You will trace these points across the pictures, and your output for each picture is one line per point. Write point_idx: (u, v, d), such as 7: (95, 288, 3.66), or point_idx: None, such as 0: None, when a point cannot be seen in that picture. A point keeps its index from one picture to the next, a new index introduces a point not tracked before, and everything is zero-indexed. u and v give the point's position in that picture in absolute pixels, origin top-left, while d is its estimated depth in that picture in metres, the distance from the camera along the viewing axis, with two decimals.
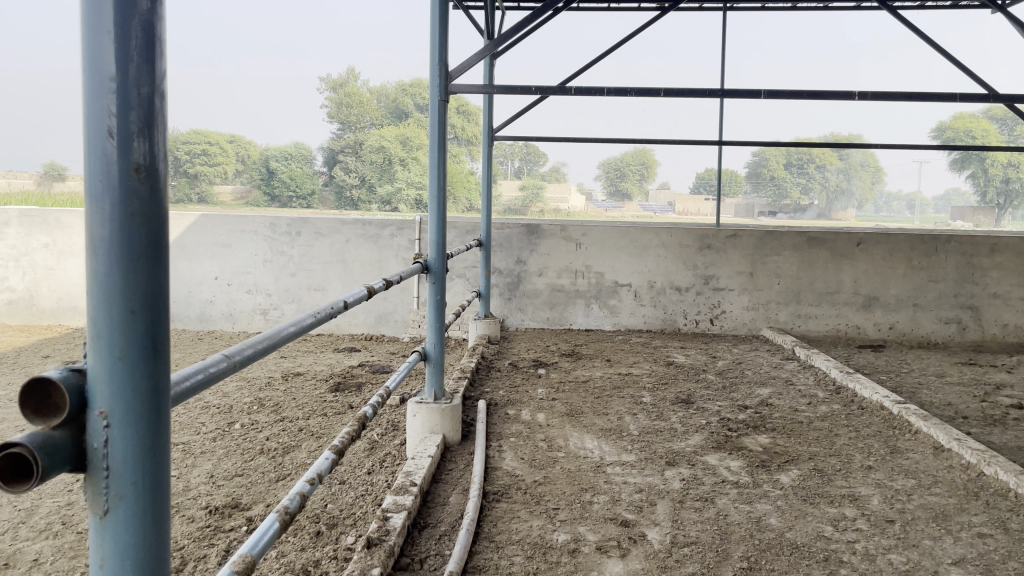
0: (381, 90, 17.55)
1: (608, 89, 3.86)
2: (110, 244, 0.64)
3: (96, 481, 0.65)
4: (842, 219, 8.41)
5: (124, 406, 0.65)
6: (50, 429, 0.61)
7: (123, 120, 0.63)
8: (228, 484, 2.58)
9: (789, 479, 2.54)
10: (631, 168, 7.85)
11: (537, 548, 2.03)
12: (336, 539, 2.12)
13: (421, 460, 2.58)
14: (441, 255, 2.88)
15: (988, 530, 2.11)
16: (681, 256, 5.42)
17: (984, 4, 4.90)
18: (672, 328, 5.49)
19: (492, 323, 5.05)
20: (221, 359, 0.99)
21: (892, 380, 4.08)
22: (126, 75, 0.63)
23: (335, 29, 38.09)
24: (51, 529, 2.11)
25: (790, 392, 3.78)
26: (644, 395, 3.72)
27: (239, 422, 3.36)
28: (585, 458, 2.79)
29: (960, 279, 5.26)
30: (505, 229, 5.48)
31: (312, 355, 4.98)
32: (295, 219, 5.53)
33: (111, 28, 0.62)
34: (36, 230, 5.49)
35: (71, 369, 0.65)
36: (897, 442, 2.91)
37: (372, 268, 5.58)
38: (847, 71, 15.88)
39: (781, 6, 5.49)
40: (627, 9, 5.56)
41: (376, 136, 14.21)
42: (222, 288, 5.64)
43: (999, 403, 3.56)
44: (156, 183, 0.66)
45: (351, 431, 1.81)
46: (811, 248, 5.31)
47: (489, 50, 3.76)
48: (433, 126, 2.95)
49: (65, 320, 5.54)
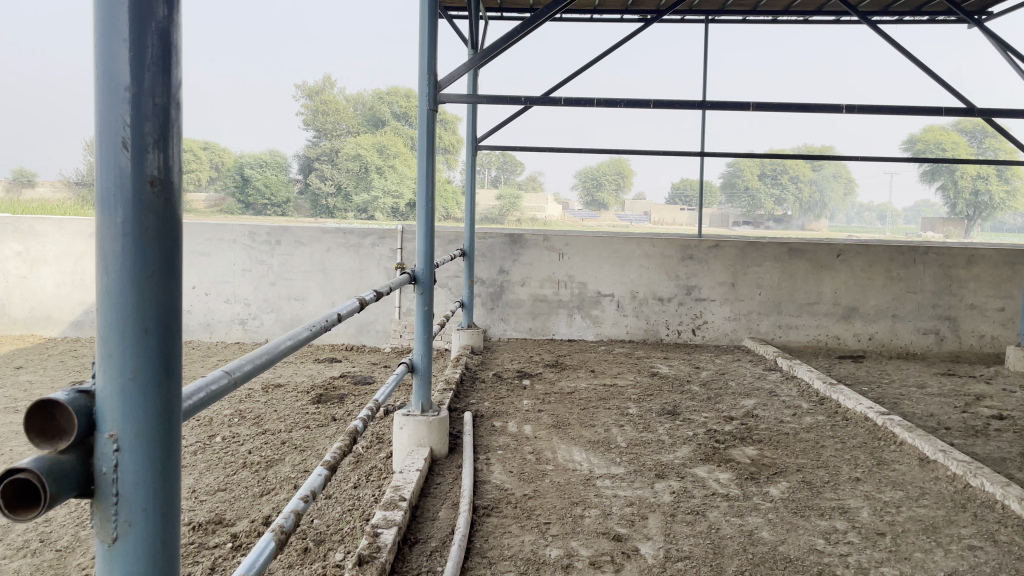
0: (358, 98, 17.46)
1: (593, 100, 3.81)
2: (122, 259, 0.61)
3: (104, 507, 0.62)
4: (815, 229, 8.79)
5: (135, 427, 0.61)
6: (57, 454, 0.58)
7: (138, 130, 0.60)
8: (211, 500, 2.51)
9: (778, 491, 2.55)
10: (608, 177, 7.97)
11: (530, 564, 2.00)
12: (324, 556, 2.06)
13: (409, 475, 2.53)
14: (429, 266, 2.84)
15: (977, 542, 2.14)
16: (663, 266, 5.44)
17: (960, 20, 5.00)
18: (654, 338, 5.51)
19: (475, 333, 5.01)
20: (222, 375, 0.95)
21: (874, 391, 4.13)
22: (140, 84, 0.60)
23: (309, 38, 37.76)
24: (28, 547, 2.03)
25: (775, 403, 3.80)
26: (630, 407, 3.72)
27: (220, 435, 3.28)
28: (574, 471, 2.76)
29: (938, 290, 5.36)
30: (488, 239, 5.45)
31: (292, 366, 4.90)
32: (274, 228, 5.44)
33: (125, 35, 0.60)
34: (8, 238, 5.35)
35: (78, 390, 0.62)
36: (883, 454, 2.94)
37: (353, 278, 5.51)
38: (821, 88, 16.15)
39: (762, 20, 5.52)
40: (610, 20, 5.55)
41: (353, 144, 14.08)
42: (199, 298, 5.53)
43: (980, 413, 3.63)
44: (171, 197, 0.63)
45: (342, 446, 1.75)
46: (791, 260, 5.38)
47: (475, 61, 3.73)
48: (422, 139, 2.91)
49: (36, 330, 5.38)
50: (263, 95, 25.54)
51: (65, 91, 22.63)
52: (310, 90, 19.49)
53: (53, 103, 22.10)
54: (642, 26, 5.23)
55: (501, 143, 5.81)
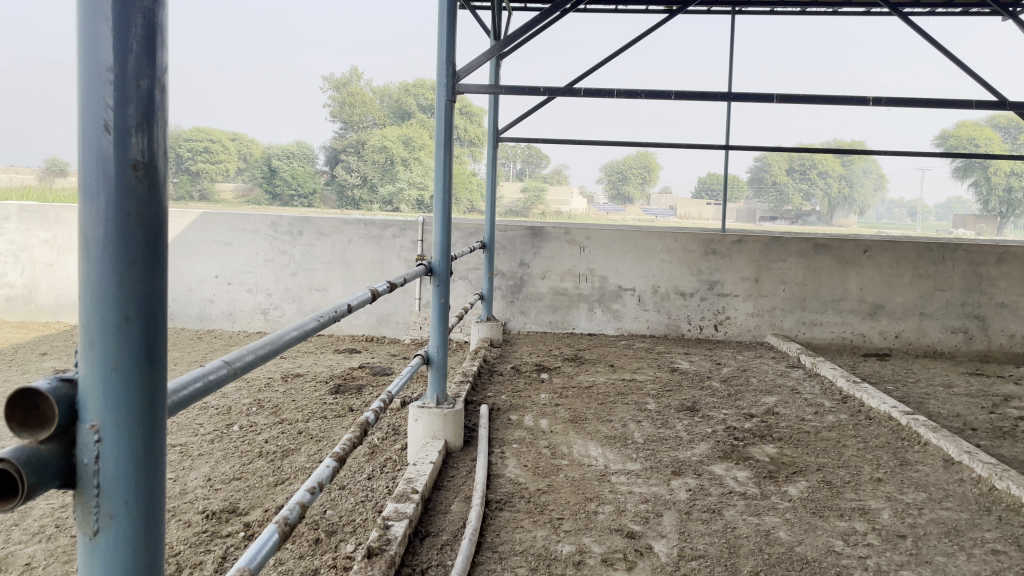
0: (385, 91, 17.50)
1: (615, 91, 3.75)
2: (104, 246, 0.60)
3: (86, 498, 0.61)
4: (844, 225, 8.42)
5: (117, 418, 0.61)
6: (37, 444, 0.57)
7: (121, 113, 0.59)
8: (226, 488, 2.54)
9: (797, 491, 2.49)
10: (633, 172, 7.58)
11: (541, 559, 1.98)
12: (335, 547, 2.07)
13: (422, 467, 2.52)
14: (445, 257, 2.82)
15: (1001, 546, 2.07)
16: (686, 260, 5.36)
17: (994, 11, 4.85)
18: (675, 333, 5.44)
19: (494, 326, 4.98)
20: (221, 365, 0.93)
21: (898, 390, 4.03)
22: (124, 66, 0.59)
23: (334, 29, 37.82)
24: (44, 533, 2.07)
25: (796, 400, 3.73)
26: (648, 402, 3.67)
27: (237, 424, 3.32)
28: (589, 466, 2.74)
29: (967, 288, 5.22)
30: (508, 232, 5.43)
31: (312, 356, 4.94)
32: (297, 219, 5.48)
33: (108, 16, 0.58)
34: (35, 226, 5.46)
35: (61, 379, 0.61)
36: (906, 454, 2.86)
37: (374, 269, 5.53)
38: (856, 79, 15.77)
39: (791, 11, 5.42)
40: (634, 11, 5.48)
41: (379, 136, 14.20)
42: (221, 288, 5.59)
43: (1008, 415, 3.52)
44: (155, 182, 0.62)
45: (353, 437, 1.74)
46: (817, 255, 5.26)
47: (496, 50, 3.69)
48: (440, 129, 2.89)
49: (63, 317, 5.50)
50: (288, 88, 25.73)
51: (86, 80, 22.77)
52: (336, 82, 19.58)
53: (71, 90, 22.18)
54: (666, 17, 5.14)
55: (523, 135, 5.78)
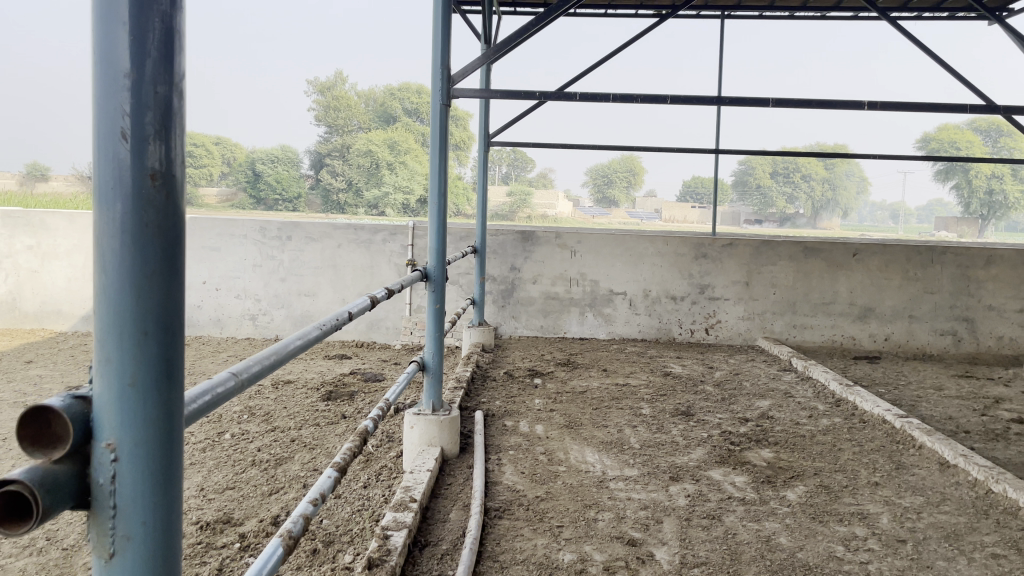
0: (370, 95, 17.40)
1: (608, 96, 3.70)
2: (121, 257, 0.57)
3: (101, 520, 0.58)
4: (829, 228, 8.46)
5: (134, 434, 0.58)
6: (50, 463, 0.55)
7: (138, 121, 0.57)
8: (219, 498, 2.49)
9: (795, 496, 2.49)
10: (619, 175, 7.85)
11: (543, 568, 1.96)
12: (333, 558, 2.04)
13: (420, 475, 2.50)
14: (441, 263, 2.80)
15: (1000, 550, 2.08)
16: (677, 264, 5.37)
17: (981, 16, 4.89)
18: (666, 336, 5.45)
19: (486, 331, 4.95)
20: (229, 377, 0.91)
21: (890, 393, 4.05)
22: (141, 72, 0.56)
23: (318, 32, 37.72)
24: (34, 546, 2.02)
25: (790, 404, 3.74)
26: (642, 407, 3.66)
27: (229, 432, 3.27)
28: (587, 472, 2.72)
29: (955, 291, 5.27)
30: (499, 236, 5.41)
31: (302, 362, 4.89)
32: (286, 224, 5.43)
33: (125, 20, 0.56)
34: (19, 232, 5.37)
35: (73, 396, 0.59)
36: (901, 458, 2.88)
37: (364, 274, 5.49)
38: (838, 83, 15.93)
39: (779, 15, 5.43)
40: (624, 15, 5.47)
41: (364, 140, 14.26)
42: (209, 293, 5.52)
43: (999, 417, 3.55)
44: (173, 192, 0.60)
45: (352, 447, 1.71)
46: (806, 259, 5.29)
47: (490, 55, 3.66)
48: (434, 132, 2.87)
49: (47, 324, 5.40)
50: (273, 92, 25.63)
51: (64, 83, 22.47)
52: (322, 85, 19.52)
53: (49, 93, 21.86)
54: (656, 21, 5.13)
55: (513, 139, 5.76)
